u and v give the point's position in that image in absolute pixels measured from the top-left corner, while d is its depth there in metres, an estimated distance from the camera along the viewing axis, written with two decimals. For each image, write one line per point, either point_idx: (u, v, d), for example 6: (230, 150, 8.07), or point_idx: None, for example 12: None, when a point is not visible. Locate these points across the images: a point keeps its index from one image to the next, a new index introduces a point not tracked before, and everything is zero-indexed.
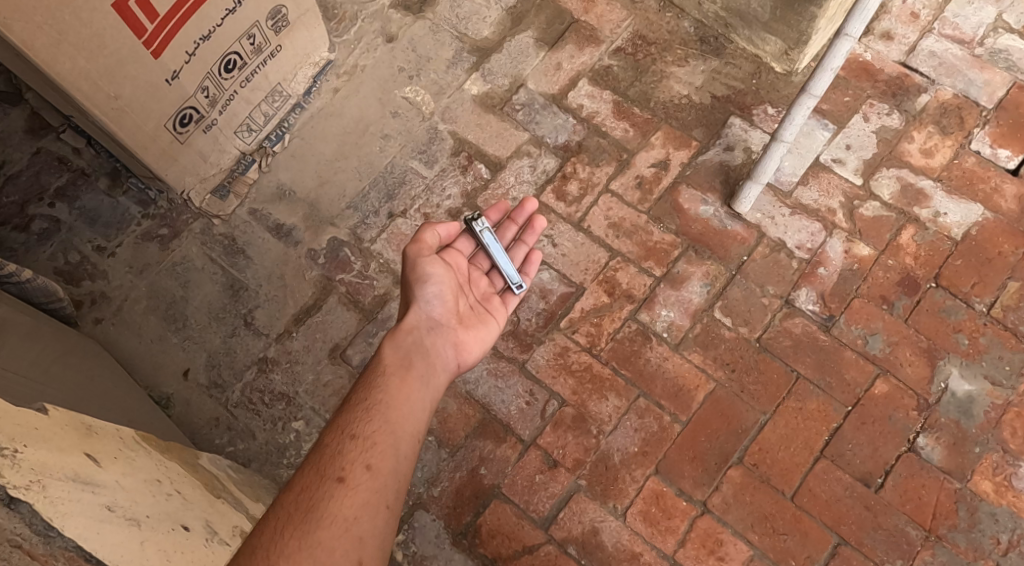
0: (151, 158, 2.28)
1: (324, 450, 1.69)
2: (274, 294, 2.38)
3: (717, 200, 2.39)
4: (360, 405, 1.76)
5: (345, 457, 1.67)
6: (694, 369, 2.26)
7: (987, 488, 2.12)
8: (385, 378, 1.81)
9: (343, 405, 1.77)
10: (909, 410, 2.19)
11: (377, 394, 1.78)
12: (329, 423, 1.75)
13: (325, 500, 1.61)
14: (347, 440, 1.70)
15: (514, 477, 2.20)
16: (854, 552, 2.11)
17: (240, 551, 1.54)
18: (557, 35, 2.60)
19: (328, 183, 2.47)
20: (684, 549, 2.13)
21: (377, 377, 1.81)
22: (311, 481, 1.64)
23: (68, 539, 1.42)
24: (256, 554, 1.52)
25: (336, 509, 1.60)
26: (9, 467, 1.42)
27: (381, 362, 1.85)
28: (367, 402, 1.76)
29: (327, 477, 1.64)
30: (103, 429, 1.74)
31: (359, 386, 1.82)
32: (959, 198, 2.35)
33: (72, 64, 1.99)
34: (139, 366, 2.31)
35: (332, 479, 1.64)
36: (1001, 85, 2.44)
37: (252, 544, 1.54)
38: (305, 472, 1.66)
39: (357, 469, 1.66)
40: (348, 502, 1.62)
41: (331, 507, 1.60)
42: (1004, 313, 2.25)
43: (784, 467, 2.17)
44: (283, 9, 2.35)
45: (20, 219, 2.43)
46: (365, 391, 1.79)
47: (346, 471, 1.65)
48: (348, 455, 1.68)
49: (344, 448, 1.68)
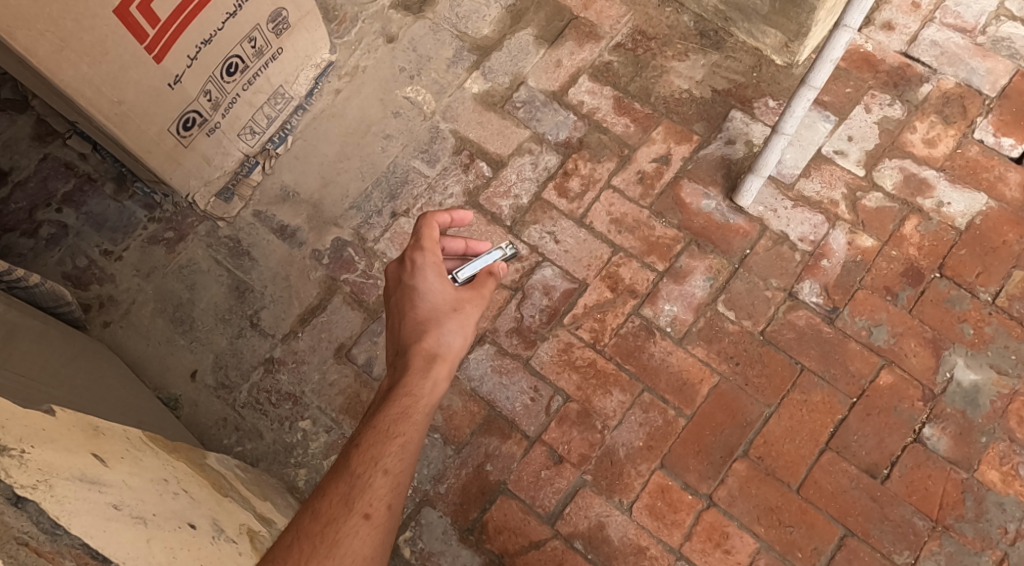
0: (155, 161, 2.30)
1: (355, 480, 1.65)
2: (280, 294, 2.40)
3: (718, 194, 2.39)
4: (395, 438, 1.71)
5: (374, 492, 1.64)
6: (698, 363, 2.26)
7: (994, 477, 2.12)
8: (422, 418, 1.75)
9: (374, 430, 1.71)
10: (914, 400, 2.19)
11: (413, 432, 1.73)
12: (358, 447, 1.70)
13: (349, 537, 1.59)
14: (378, 475, 1.66)
15: (520, 474, 2.21)
16: (860, 543, 2.10)
17: None
18: (557, 32, 2.61)
19: (331, 183, 2.49)
20: (690, 542, 2.14)
21: (416, 415, 1.74)
22: (337, 513, 1.61)
23: (74, 537, 1.43)
24: None
25: (357, 548, 1.59)
26: (16, 467, 1.44)
27: (422, 399, 1.77)
28: (402, 439, 1.72)
29: (353, 512, 1.62)
30: (110, 430, 1.76)
31: (391, 413, 1.74)
32: (962, 188, 2.34)
33: (75, 70, 2.01)
34: (148, 367, 2.33)
35: (359, 514, 1.62)
36: (1003, 73, 2.43)
37: None
38: (332, 501, 1.63)
39: (381, 507, 1.64)
40: (369, 542, 1.60)
41: (353, 545, 1.58)
42: (1010, 302, 2.24)
43: (789, 459, 2.17)
44: (284, 12, 2.37)
45: (27, 224, 2.46)
46: (402, 423, 1.73)
47: (372, 507, 1.63)
48: (377, 491, 1.65)
49: (375, 482, 1.65)
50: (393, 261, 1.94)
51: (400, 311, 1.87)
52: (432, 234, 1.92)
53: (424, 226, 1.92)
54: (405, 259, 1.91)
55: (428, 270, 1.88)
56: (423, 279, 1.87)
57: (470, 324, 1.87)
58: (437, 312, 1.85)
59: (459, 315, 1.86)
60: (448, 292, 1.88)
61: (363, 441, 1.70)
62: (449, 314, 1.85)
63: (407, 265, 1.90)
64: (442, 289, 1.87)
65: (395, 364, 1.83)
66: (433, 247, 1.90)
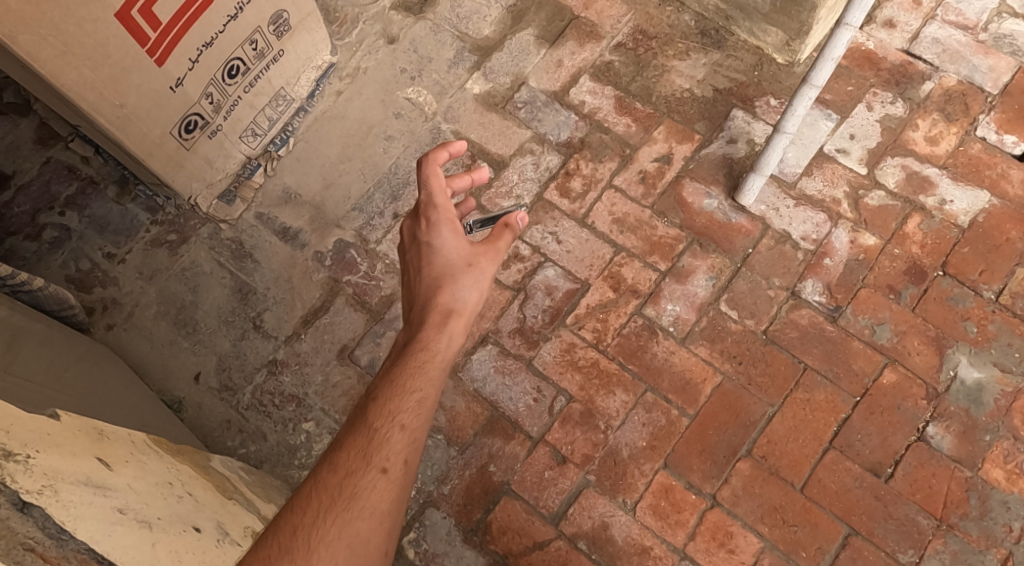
0: (157, 164, 2.30)
1: (373, 434, 1.66)
2: (282, 297, 2.40)
3: (720, 193, 2.39)
4: (412, 393, 1.71)
5: (391, 448, 1.66)
6: (701, 362, 2.26)
7: (999, 475, 2.11)
8: (438, 372, 1.75)
9: (392, 385, 1.72)
10: (918, 399, 2.18)
11: (430, 387, 1.73)
12: (376, 400, 1.71)
13: (366, 490, 1.61)
14: (395, 430, 1.67)
15: (524, 474, 2.21)
16: (865, 542, 2.10)
17: (279, 526, 1.57)
18: (558, 32, 2.60)
19: (334, 184, 2.49)
20: (695, 542, 2.14)
21: (432, 368, 1.74)
22: (355, 467, 1.63)
23: (80, 542, 1.44)
24: (297, 537, 1.55)
25: (374, 501, 1.61)
26: (21, 472, 1.44)
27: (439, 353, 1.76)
28: (419, 394, 1.72)
29: (371, 466, 1.63)
30: (115, 434, 1.76)
31: (408, 366, 1.74)
32: (965, 185, 2.34)
33: (78, 75, 2.02)
34: (152, 371, 2.34)
35: (376, 469, 1.63)
36: (1006, 69, 2.42)
37: (293, 523, 1.57)
38: (350, 454, 1.65)
39: (399, 462, 1.66)
40: (387, 495, 1.63)
41: (370, 498, 1.61)
42: (1013, 300, 2.24)
43: (794, 458, 2.17)
44: (285, 14, 2.37)
45: (30, 228, 2.46)
46: (419, 378, 1.73)
47: (390, 462, 1.65)
48: (394, 446, 1.66)
49: (392, 437, 1.66)
50: (409, 217, 1.95)
51: (417, 268, 1.87)
52: (441, 186, 1.90)
53: (433, 177, 1.89)
54: (419, 216, 1.90)
55: (442, 226, 1.87)
56: (437, 235, 1.87)
57: (486, 278, 1.85)
58: (452, 267, 1.84)
59: (473, 269, 1.84)
60: (464, 247, 1.87)
61: (381, 394, 1.71)
62: (465, 268, 1.84)
63: (422, 222, 1.89)
64: (456, 244, 1.86)
65: (412, 320, 1.83)
66: (446, 203, 1.89)
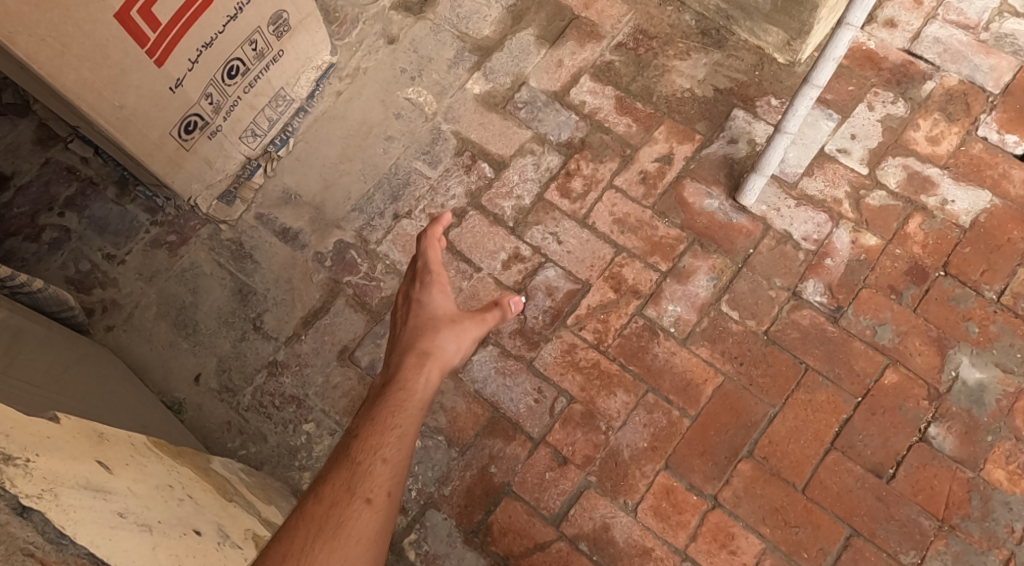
0: (157, 165, 2.30)
1: (356, 466, 1.70)
2: (282, 298, 2.39)
3: (721, 193, 2.38)
4: (393, 429, 1.78)
5: (375, 479, 1.69)
6: (703, 363, 2.26)
7: (1000, 476, 2.11)
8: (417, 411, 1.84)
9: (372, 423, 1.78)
10: (920, 399, 2.18)
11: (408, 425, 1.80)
12: (357, 437, 1.76)
13: (352, 519, 1.63)
14: (377, 463, 1.72)
15: (525, 475, 2.21)
16: (866, 543, 2.10)
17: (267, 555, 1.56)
18: (558, 31, 2.60)
19: (333, 185, 2.49)
20: (696, 543, 2.13)
21: (411, 407, 1.83)
22: (340, 497, 1.65)
23: (80, 546, 1.44)
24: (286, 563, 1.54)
25: (360, 530, 1.62)
26: (21, 476, 1.43)
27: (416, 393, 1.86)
28: (399, 431, 1.79)
29: (356, 497, 1.66)
30: (115, 436, 1.76)
31: (388, 405, 1.82)
32: (966, 185, 2.33)
33: (77, 75, 2.01)
34: (152, 372, 2.33)
35: (360, 499, 1.66)
36: (1007, 69, 2.42)
37: (281, 551, 1.56)
38: (335, 485, 1.67)
39: (382, 493, 1.68)
40: (372, 525, 1.64)
41: (356, 527, 1.62)
42: (1015, 300, 2.23)
43: (795, 459, 2.17)
44: (284, 14, 2.37)
45: (30, 229, 2.45)
46: (398, 415, 1.81)
47: (373, 493, 1.67)
48: (376, 478, 1.70)
49: (375, 469, 1.70)
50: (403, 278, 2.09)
51: (403, 322, 2.02)
52: (437, 255, 2.04)
53: (431, 244, 2.04)
54: (414, 279, 2.05)
55: (433, 288, 2.02)
56: (428, 295, 2.02)
57: (467, 337, 2.00)
58: (437, 323, 1.99)
59: (455, 329, 1.99)
60: (450, 310, 2.02)
61: (361, 432, 1.77)
62: (447, 325, 1.99)
63: (416, 284, 2.04)
64: (444, 305, 2.01)
65: (393, 364, 1.94)
66: (439, 269, 2.03)
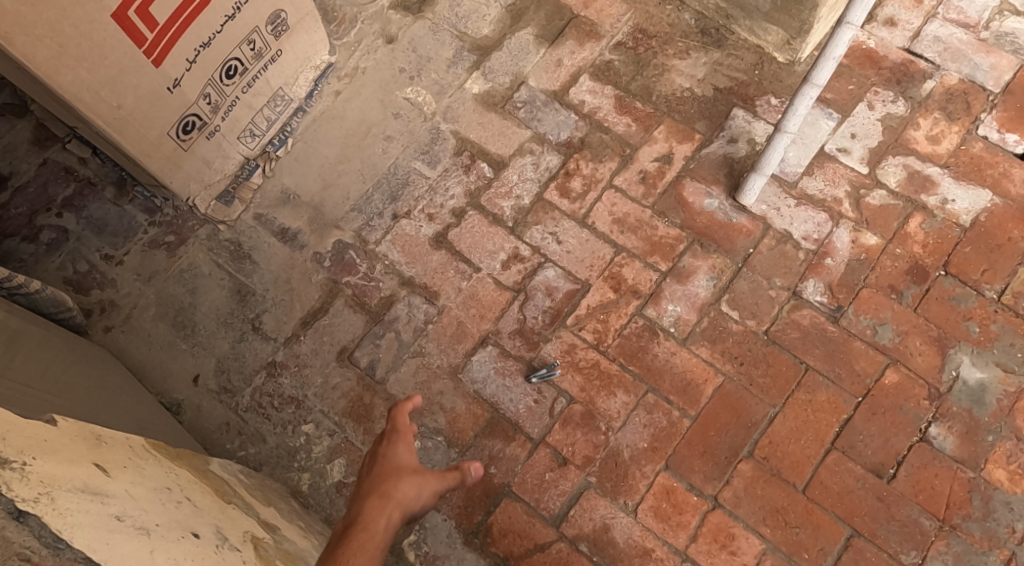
0: (155, 165, 2.29)
1: None
2: (281, 298, 2.39)
3: (721, 192, 2.38)
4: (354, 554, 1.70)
5: None
6: (703, 363, 2.25)
7: (1001, 476, 2.11)
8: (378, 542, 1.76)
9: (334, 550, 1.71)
10: (920, 399, 2.17)
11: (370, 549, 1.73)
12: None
13: None
14: None
15: (524, 476, 2.20)
16: (867, 543, 2.09)
17: None
18: (558, 31, 2.59)
19: (332, 185, 2.48)
20: (697, 544, 2.13)
21: (372, 537, 1.76)
22: None
23: (77, 550, 1.43)
24: None
25: None
26: (18, 480, 1.43)
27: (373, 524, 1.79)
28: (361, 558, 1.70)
29: None
30: (113, 438, 1.75)
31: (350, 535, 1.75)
32: (967, 184, 2.33)
33: (74, 76, 2.00)
34: (150, 373, 2.33)
35: None
36: (1008, 68, 2.41)
37: None
38: None
39: None
40: None
41: None
42: (1015, 299, 2.23)
43: (796, 459, 2.16)
44: (283, 14, 2.36)
45: (28, 229, 2.44)
46: (360, 541, 1.74)
47: None
48: None
49: None
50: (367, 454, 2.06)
51: (366, 473, 1.97)
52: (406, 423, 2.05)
53: (400, 413, 2.05)
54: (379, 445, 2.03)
55: (398, 444, 2.00)
56: (393, 449, 1.99)
57: (429, 487, 1.96)
58: (400, 471, 1.95)
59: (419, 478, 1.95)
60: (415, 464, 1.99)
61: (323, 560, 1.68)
62: (411, 473, 1.95)
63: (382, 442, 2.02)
64: (410, 459, 1.99)
65: (354, 506, 1.87)
66: (405, 433, 2.03)
